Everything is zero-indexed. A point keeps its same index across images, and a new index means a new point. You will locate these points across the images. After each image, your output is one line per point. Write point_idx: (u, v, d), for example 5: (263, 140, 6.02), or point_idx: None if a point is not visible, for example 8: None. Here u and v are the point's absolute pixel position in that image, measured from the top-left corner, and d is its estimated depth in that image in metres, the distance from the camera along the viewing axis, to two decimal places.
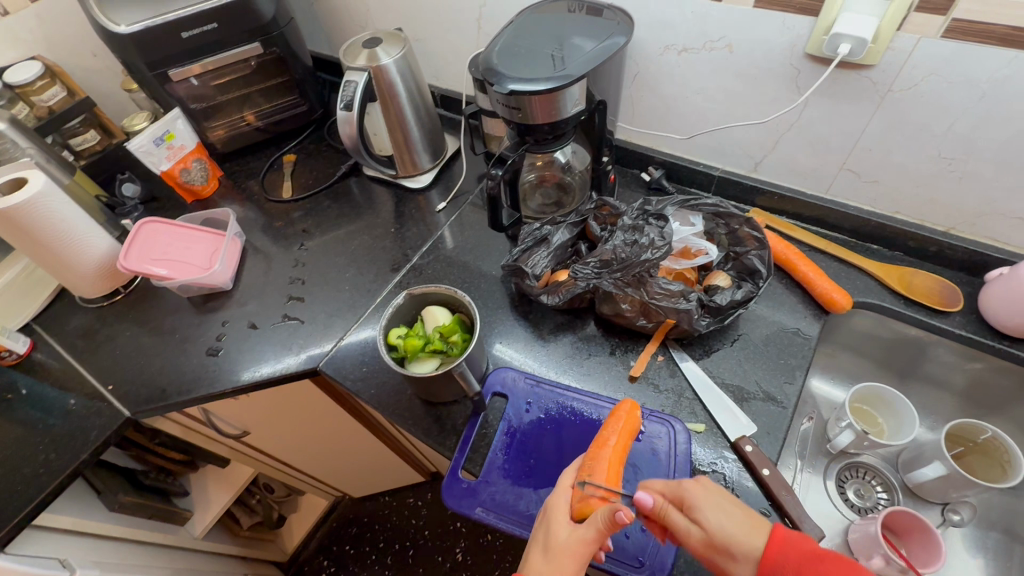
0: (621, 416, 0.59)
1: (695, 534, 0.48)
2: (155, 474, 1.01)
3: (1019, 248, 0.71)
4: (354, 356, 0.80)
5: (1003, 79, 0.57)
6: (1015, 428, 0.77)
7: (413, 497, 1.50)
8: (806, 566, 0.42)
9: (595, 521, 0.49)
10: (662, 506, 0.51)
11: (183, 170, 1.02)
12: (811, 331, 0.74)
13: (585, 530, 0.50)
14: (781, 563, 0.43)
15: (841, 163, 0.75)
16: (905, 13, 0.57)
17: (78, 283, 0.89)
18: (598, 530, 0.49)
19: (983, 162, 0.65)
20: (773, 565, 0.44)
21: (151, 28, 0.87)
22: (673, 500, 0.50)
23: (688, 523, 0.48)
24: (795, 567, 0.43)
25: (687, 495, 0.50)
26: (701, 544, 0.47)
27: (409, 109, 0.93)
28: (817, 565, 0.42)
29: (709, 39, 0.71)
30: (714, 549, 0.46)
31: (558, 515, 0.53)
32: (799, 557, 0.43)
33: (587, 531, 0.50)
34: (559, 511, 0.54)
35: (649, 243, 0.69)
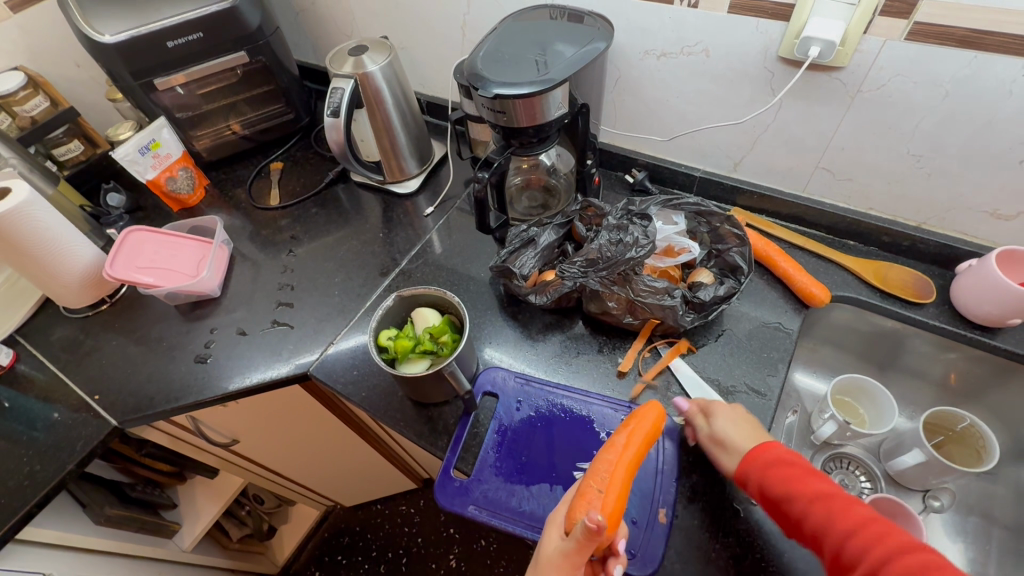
0: (627, 430, 0.59)
1: (704, 430, 0.62)
2: (141, 486, 0.99)
3: (987, 241, 0.74)
4: (345, 360, 0.80)
5: (965, 78, 0.60)
6: (990, 415, 0.79)
7: (406, 504, 1.49)
8: (775, 467, 0.57)
9: (573, 533, 0.48)
10: (691, 413, 0.65)
11: (169, 179, 1.02)
12: (792, 325, 0.76)
13: (567, 542, 0.49)
14: (757, 461, 0.57)
15: (816, 162, 0.78)
16: (871, 17, 0.59)
17: (62, 294, 0.88)
18: (575, 543, 0.48)
19: (949, 158, 0.68)
20: (751, 462, 0.58)
21: (136, 38, 0.87)
22: (700, 409, 0.64)
23: (704, 424, 0.63)
24: (763, 465, 0.57)
25: (711, 406, 0.63)
26: (706, 438, 0.62)
27: (395, 115, 0.94)
28: (785, 467, 0.56)
29: (686, 44, 0.73)
30: (712, 442, 0.61)
31: (555, 527, 0.54)
32: (775, 460, 0.57)
33: (568, 543, 0.49)
34: (555, 525, 0.54)
35: (633, 242, 0.71)
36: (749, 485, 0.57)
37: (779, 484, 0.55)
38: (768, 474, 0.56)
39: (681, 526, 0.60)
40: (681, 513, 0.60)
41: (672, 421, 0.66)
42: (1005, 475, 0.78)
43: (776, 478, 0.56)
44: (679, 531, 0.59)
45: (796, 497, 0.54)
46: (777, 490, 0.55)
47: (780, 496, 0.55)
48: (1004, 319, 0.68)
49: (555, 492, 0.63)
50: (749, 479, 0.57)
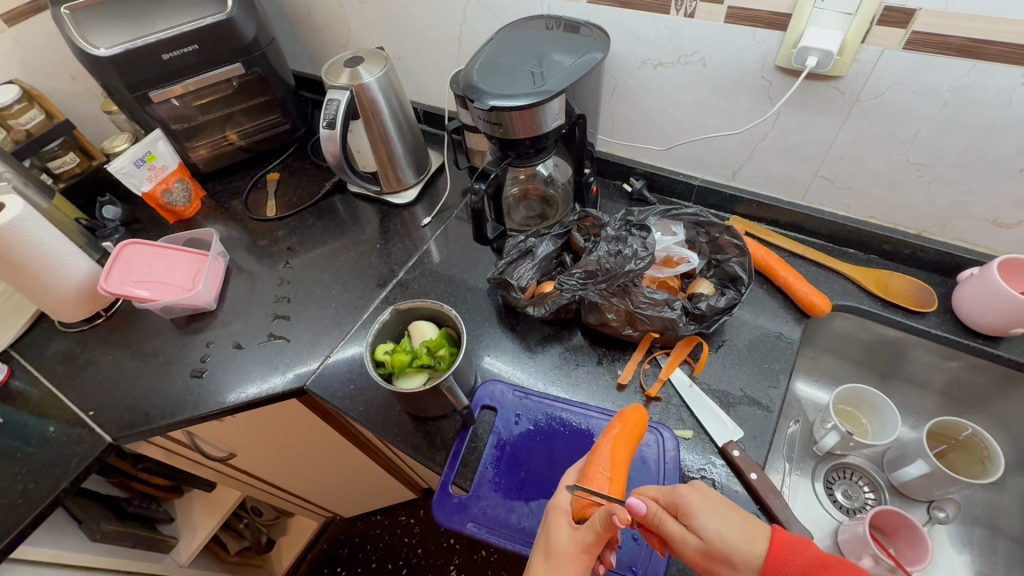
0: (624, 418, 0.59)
1: (692, 543, 0.47)
2: (138, 501, 0.98)
3: (988, 249, 0.73)
4: (342, 373, 0.79)
5: (964, 87, 0.60)
6: (994, 424, 0.78)
7: (406, 515, 1.48)
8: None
9: (594, 524, 0.48)
10: (655, 513, 0.50)
11: (166, 191, 1.02)
12: (793, 335, 0.75)
13: (584, 532, 0.49)
14: (784, 571, 0.43)
15: (815, 171, 0.77)
16: (868, 26, 0.59)
17: (57, 308, 0.87)
18: (596, 534, 0.47)
19: (948, 167, 0.68)
20: (776, 571, 0.44)
21: (130, 50, 0.87)
22: (668, 509, 0.49)
23: (683, 533, 0.48)
24: (799, 574, 0.43)
25: (682, 501, 0.49)
26: (696, 553, 0.47)
27: (392, 126, 0.93)
28: (821, 575, 0.42)
29: (683, 53, 0.73)
30: (710, 556, 0.46)
31: (561, 515, 0.52)
32: (805, 565, 0.43)
33: (587, 535, 0.48)
34: (560, 512, 0.53)
35: (632, 254, 0.70)
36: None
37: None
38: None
39: None
40: None
41: (673, 435, 0.65)
42: (1010, 485, 0.77)
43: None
44: None
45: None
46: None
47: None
48: (1008, 328, 0.67)
49: None
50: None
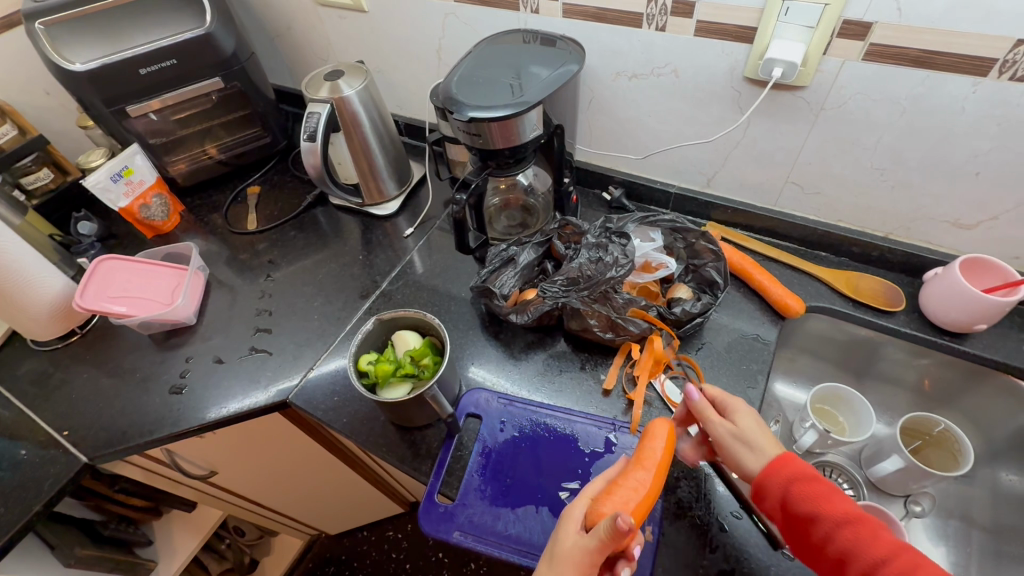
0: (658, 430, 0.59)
1: (725, 428, 0.58)
2: (115, 524, 0.95)
3: (950, 249, 0.77)
4: (325, 385, 0.79)
5: (920, 96, 0.63)
6: (963, 418, 0.81)
7: (393, 530, 1.46)
8: (800, 482, 0.53)
9: (598, 531, 0.48)
10: (702, 406, 0.60)
11: (143, 206, 1.01)
12: (769, 336, 0.77)
13: (589, 539, 0.49)
14: (782, 473, 0.54)
15: (786, 177, 0.80)
16: (829, 38, 0.62)
17: (30, 327, 0.85)
18: (599, 541, 0.48)
19: (911, 171, 0.71)
20: (775, 472, 0.54)
21: (106, 65, 0.87)
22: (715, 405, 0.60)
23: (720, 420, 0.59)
24: (789, 479, 0.53)
25: (727, 404, 0.60)
26: (724, 436, 0.58)
27: (373, 139, 0.94)
28: (810, 484, 0.53)
29: (656, 65, 0.75)
30: (735, 441, 0.57)
31: (571, 522, 0.53)
32: (797, 474, 0.54)
33: (590, 540, 0.49)
34: (572, 520, 0.53)
35: (613, 261, 0.72)
36: (774, 492, 0.54)
37: (806, 501, 0.52)
38: (792, 486, 0.53)
39: (668, 544, 0.59)
40: (666, 530, 0.60)
41: None
42: (981, 477, 0.79)
43: (798, 494, 0.52)
44: (667, 548, 0.59)
45: (824, 518, 0.51)
46: (804, 507, 0.52)
47: (805, 514, 0.52)
48: (972, 325, 0.70)
49: (541, 514, 0.63)
50: (771, 490, 0.54)
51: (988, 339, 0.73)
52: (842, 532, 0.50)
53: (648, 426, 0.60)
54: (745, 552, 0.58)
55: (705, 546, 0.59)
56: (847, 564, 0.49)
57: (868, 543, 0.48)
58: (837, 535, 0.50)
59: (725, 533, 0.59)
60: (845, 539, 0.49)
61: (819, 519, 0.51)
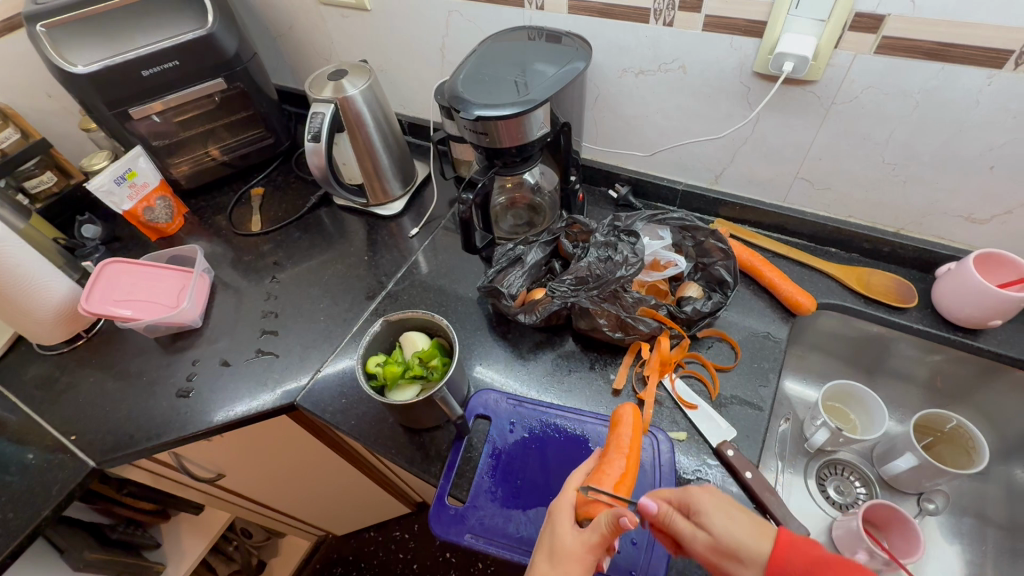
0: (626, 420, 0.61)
1: (702, 538, 0.45)
2: (123, 527, 0.96)
3: (963, 244, 0.76)
4: (333, 387, 0.78)
5: (933, 89, 0.62)
6: (976, 415, 0.81)
7: (400, 530, 1.45)
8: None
9: (599, 525, 0.48)
10: (667, 512, 0.47)
11: (147, 208, 1.00)
12: (780, 334, 0.76)
13: (589, 533, 0.49)
14: (789, 571, 0.40)
15: (795, 173, 0.79)
16: (840, 32, 0.61)
17: (35, 331, 0.85)
18: (601, 535, 0.47)
19: (923, 166, 0.70)
20: (782, 572, 0.40)
21: (108, 67, 0.86)
22: (679, 506, 0.47)
23: (693, 528, 0.45)
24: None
25: (695, 501, 0.47)
26: (706, 550, 0.44)
27: (377, 138, 0.94)
28: (824, 573, 0.39)
29: (663, 61, 0.75)
30: (719, 553, 0.44)
31: (563, 514, 0.52)
32: (807, 565, 0.40)
33: (591, 535, 0.48)
34: (563, 513, 0.52)
35: (623, 260, 0.71)
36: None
37: None
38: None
39: None
40: None
41: (667, 438, 0.66)
42: (995, 474, 0.79)
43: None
44: None
45: None
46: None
47: None
48: (986, 321, 0.69)
49: None
50: None
51: (1002, 334, 0.72)
52: None
53: (617, 416, 0.62)
54: None
55: None
56: None
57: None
58: None
59: None
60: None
61: None
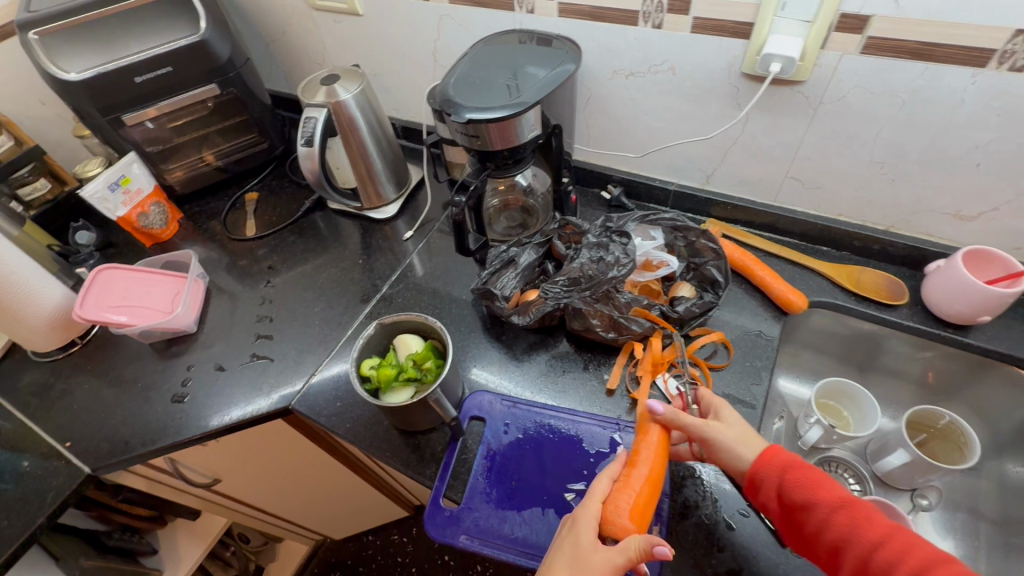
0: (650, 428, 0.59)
1: (710, 425, 0.59)
2: (119, 534, 0.95)
3: (952, 242, 0.76)
4: (328, 391, 0.79)
5: (919, 88, 0.62)
6: (968, 410, 0.81)
7: (398, 534, 1.45)
8: (792, 471, 0.54)
9: (628, 550, 0.49)
10: (678, 410, 0.61)
11: (141, 214, 1.00)
12: (772, 332, 0.77)
13: (615, 553, 0.49)
14: (773, 466, 0.55)
15: (785, 172, 0.80)
16: (826, 33, 0.62)
17: (30, 338, 0.85)
18: (631, 559, 0.48)
19: (910, 164, 0.70)
20: (767, 465, 0.55)
21: (101, 74, 0.86)
22: (704, 407, 0.61)
23: (705, 418, 0.60)
24: (781, 468, 0.54)
25: (715, 405, 0.61)
26: (703, 431, 0.59)
27: (370, 142, 0.94)
28: (800, 471, 0.54)
29: (653, 63, 0.75)
30: (716, 435, 0.58)
31: (586, 528, 0.52)
32: (789, 462, 0.55)
33: (617, 556, 0.49)
34: (585, 525, 0.53)
35: (614, 261, 0.71)
36: (764, 486, 0.54)
37: (800, 489, 0.53)
38: (786, 477, 0.54)
39: (676, 543, 0.59)
40: (675, 529, 0.60)
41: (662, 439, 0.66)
42: (987, 469, 0.79)
43: (793, 483, 0.53)
44: (675, 548, 0.59)
45: (819, 504, 0.52)
46: (797, 495, 0.53)
47: (801, 502, 0.52)
48: (975, 317, 0.70)
49: (548, 516, 0.62)
50: (764, 480, 0.54)
51: (991, 330, 0.73)
52: (840, 518, 0.51)
53: (644, 422, 0.60)
54: (753, 550, 0.58)
55: (713, 546, 0.58)
56: (843, 549, 0.49)
57: (863, 527, 0.50)
58: (834, 520, 0.51)
59: (733, 531, 0.59)
60: (840, 525, 0.50)
61: (814, 505, 0.52)
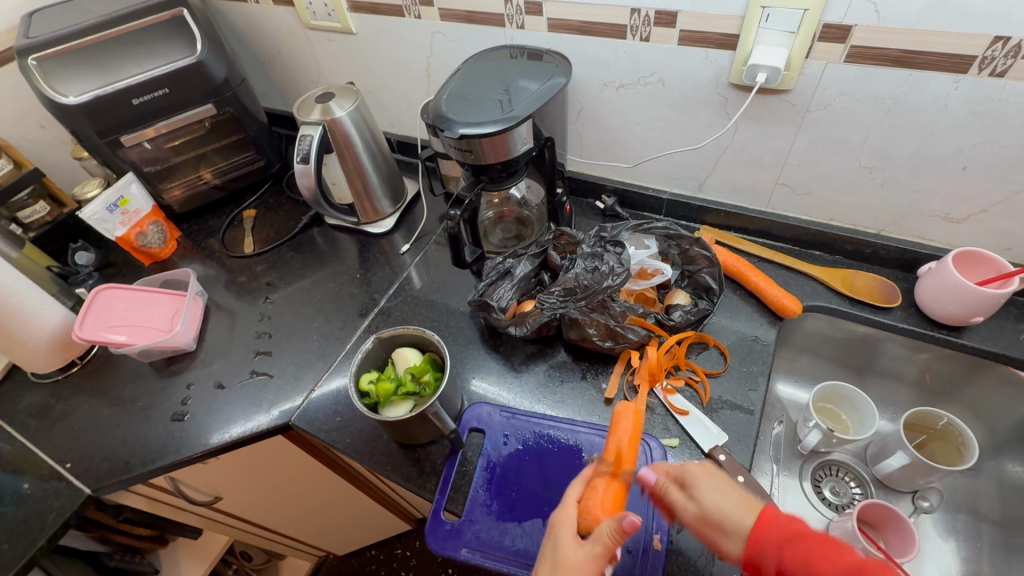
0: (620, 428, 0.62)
1: (692, 509, 0.51)
2: (120, 554, 0.94)
3: (942, 244, 0.77)
4: (327, 406, 0.79)
5: (902, 94, 0.64)
6: (966, 411, 0.82)
7: (402, 548, 1.44)
8: (788, 544, 0.43)
9: (603, 536, 0.49)
10: (663, 484, 0.54)
11: (140, 234, 1.01)
12: (768, 337, 0.77)
13: (592, 545, 0.50)
14: (766, 542, 0.45)
15: (776, 179, 0.81)
16: (810, 43, 0.63)
17: (30, 360, 0.85)
18: (605, 546, 0.49)
19: (898, 169, 0.71)
20: (759, 544, 0.45)
21: (99, 97, 0.87)
22: (673, 478, 0.53)
23: (686, 500, 0.51)
24: (776, 545, 0.44)
25: (689, 475, 0.52)
26: (696, 520, 0.50)
27: (366, 158, 0.95)
28: (793, 543, 0.43)
29: (642, 75, 0.76)
30: (709, 524, 0.49)
31: (564, 527, 0.53)
32: (784, 535, 0.44)
33: (595, 547, 0.49)
34: (566, 528, 0.53)
35: (609, 270, 0.72)
36: (765, 570, 0.44)
37: (800, 566, 0.42)
38: (785, 552, 0.43)
39: (676, 551, 0.59)
40: (675, 537, 0.60)
41: (660, 445, 0.66)
42: (987, 470, 0.79)
43: (793, 560, 0.43)
44: (676, 556, 0.59)
45: None
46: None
47: None
48: (968, 318, 0.71)
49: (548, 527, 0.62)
50: (767, 563, 0.44)
51: (985, 331, 0.73)
52: None
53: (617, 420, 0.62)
54: None
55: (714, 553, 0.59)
56: None
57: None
58: None
59: None
60: None
61: None
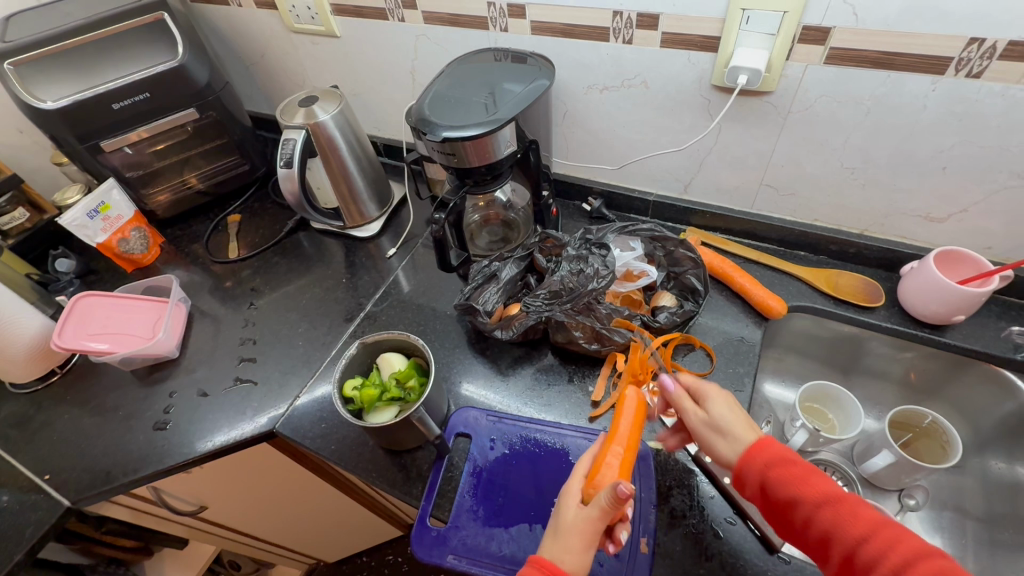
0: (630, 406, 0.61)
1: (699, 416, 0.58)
2: (103, 566, 0.92)
3: (924, 243, 0.78)
4: (312, 412, 0.78)
5: (882, 95, 0.64)
6: (950, 409, 0.82)
7: (393, 554, 1.43)
8: (776, 465, 0.52)
9: (599, 502, 0.50)
10: (680, 397, 0.60)
11: (122, 240, 1.00)
12: (754, 337, 0.77)
13: (590, 509, 0.51)
14: (758, 459, 0.53)
15: (759, 180, 0.81)
16: (790, 45, 0.63)
17: (8, 369, 0.84)
18: (601, 511, 0.50)
19: (880, 169, 0.72)
20: (752, 458, 0.53)
21: (78, 102, 0.86)
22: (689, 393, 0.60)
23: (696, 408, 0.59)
24: (766, 465, 0.53)
25: (702, 390, 0.60)
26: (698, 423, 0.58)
27: (351, 162, 0.94)
28: (786, 466, 0.52)
29: (626, 77, 0.76)
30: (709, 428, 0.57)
31: (569, 496, 0.54)
32: (775, 457, 0.53)
33: (592, 510, 0.51)
34: (571, 493, 0.54)
35: (594, 273, 0.72)
36: (751, 480, 0.53)
37: (785, 485, 0.51)
38: (771, 470, 0.52)
39: (664, 554, 0.59)
40: (663, 540, 0.60)
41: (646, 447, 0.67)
42: (971, 467, 0.80)
43: (779, 478, 0.52)
44: (664, 559, 0.58)
45: (803, 501, 0.50)
46: (785, 492, 0.51)
47: (787, 499, 0.51)
48: (950, 316, 0.71)
49: (535, 532, 0.62)
50: (751, 475, 0.53)
51: (967, 329, 0.74)
52: (825, 512, 0.49)
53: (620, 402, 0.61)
54: (741, 558, 0.58)
55: (701, 556, 0.58)
56: (830, 543, 0.48)
57: (849, 522, 0.48)
58: (818, 517, 0.49)
59: (721, 540, 0.59)
60: (828, 519, 0.49)
61: (799, 502, 0.50)
